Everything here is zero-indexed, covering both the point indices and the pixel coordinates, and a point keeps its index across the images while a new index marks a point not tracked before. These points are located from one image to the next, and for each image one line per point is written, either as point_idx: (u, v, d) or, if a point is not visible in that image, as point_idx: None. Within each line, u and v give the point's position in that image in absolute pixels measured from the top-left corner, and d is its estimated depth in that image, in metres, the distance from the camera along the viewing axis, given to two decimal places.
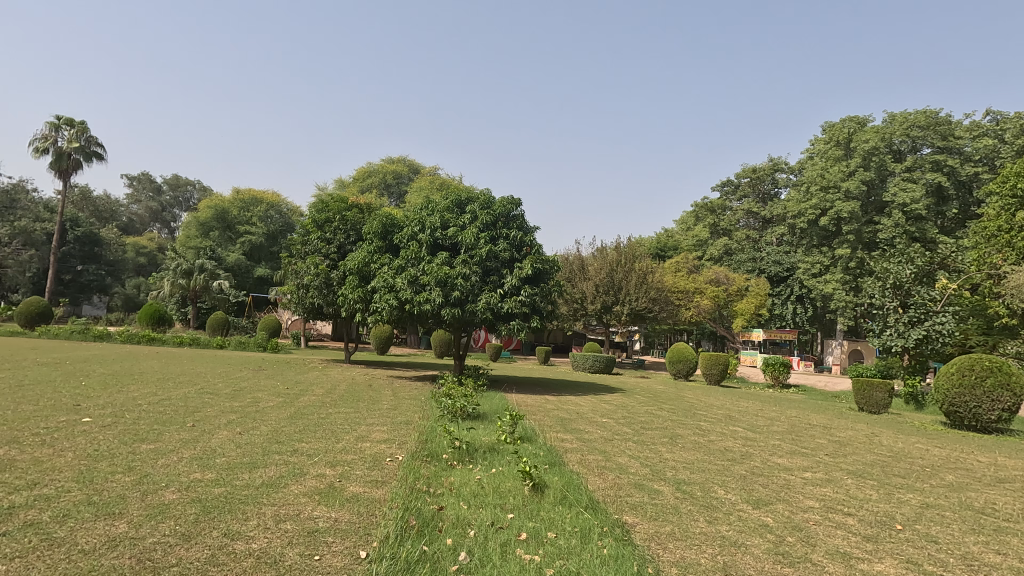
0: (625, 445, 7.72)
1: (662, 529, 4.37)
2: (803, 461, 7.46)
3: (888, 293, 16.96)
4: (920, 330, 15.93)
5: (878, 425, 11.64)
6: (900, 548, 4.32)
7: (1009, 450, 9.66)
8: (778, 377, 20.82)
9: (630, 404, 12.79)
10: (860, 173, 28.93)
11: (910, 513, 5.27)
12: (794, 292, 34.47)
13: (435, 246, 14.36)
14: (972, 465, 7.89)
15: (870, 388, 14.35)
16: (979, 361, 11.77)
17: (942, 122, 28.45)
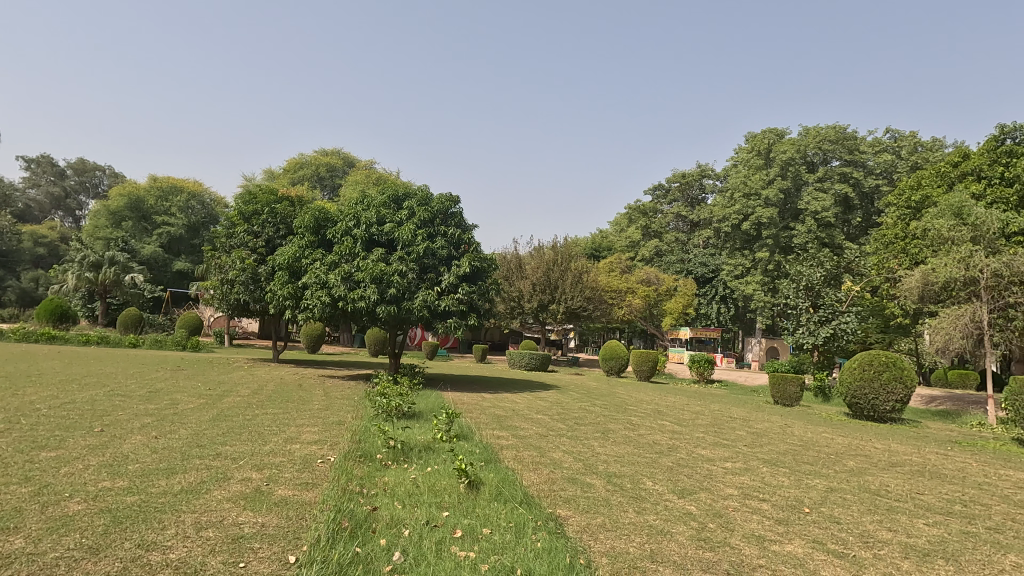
0: (559, 440, 7.91)
1: (593, 521, 4.51)
2: (724, 451, 7.92)
3: (801, 294, 18.24)
4: (828, 329, 17.26)
5: (791, 417, 12.54)
6: (808, 530, 4.69)
7: (902, 437, 10.64)
8: (703, 373, 21.92)
9: (564, 400, 13.08)
10: (779, 182, 30.91)
11: (816, 497, 5.73)
12: (718, 293, 36.28)
13: (370, 242, 14.03)
14: (870, 452, 8.67)
15: (784, 382, 15.39)
16: (877, 357, 12.91)
17: (849, 137, 31.02)
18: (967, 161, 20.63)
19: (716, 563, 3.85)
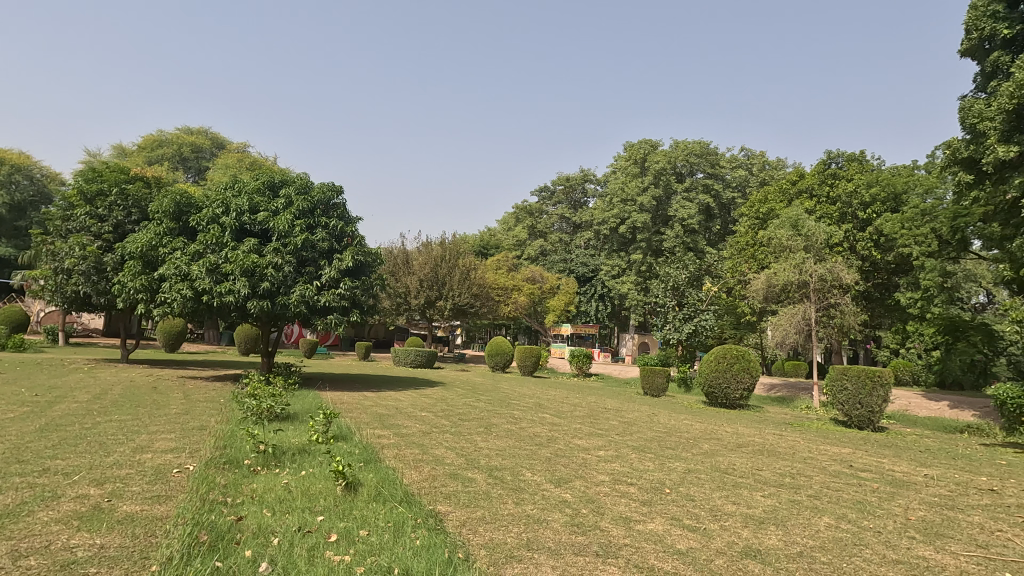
0: (443, 437, 7.90)
1: (473, 514, 4.58)
2: (598, 441, 8.42)
3: (668, 293, 19.89)
4: (691, 325, 19.04)
5: (657, 406, 13.66)
6: (668, 509, 5.15)
7: (747, 421, 12.06)
8: (582, 367, 23.12)
9: (449, 397, 13.08)
10: (652, 190, 33.44)
11: (675, 478, 6.31)
12: (597, 291, 38.26)
13: (241, 231, 12.96)
14: (722, 435, 9.72)
15: (653, 374, 16.71)
16: (729, 350, 14.47)
17: (711, 152, 34.38)
18: (803, 180, 23.92)
19: (587, 546, 4.09)
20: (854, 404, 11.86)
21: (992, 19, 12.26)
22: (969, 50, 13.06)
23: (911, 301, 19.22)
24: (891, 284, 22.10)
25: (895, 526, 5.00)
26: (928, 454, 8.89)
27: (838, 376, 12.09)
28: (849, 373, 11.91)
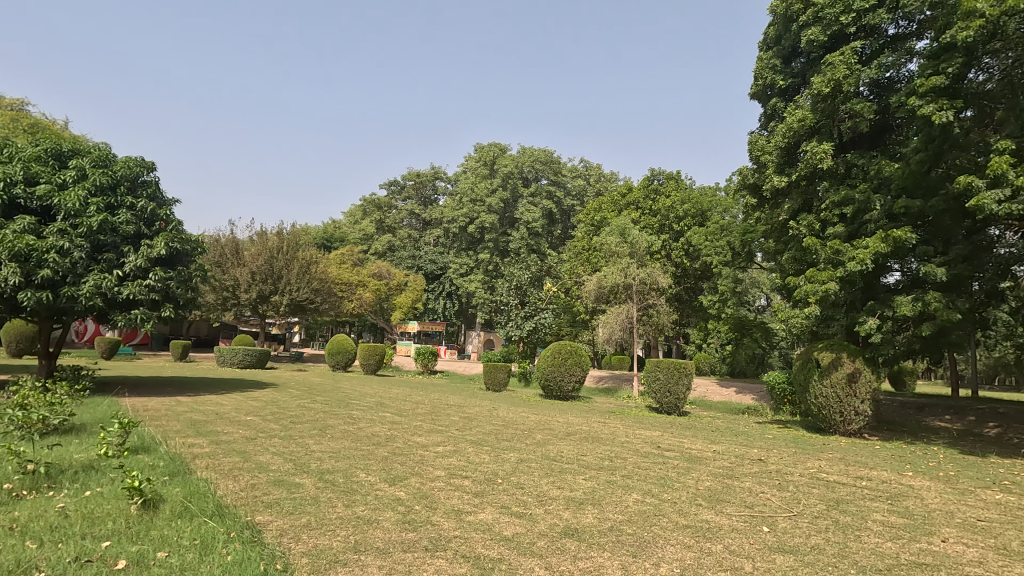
0: (269, 442, 7.32)
1: (297, 521, 4.32)
2: (437, 437, 8.48)
3: (511, 292, 20.73)
4: (531, 323, 20.12)
5: (498, 400, 14.17)
6: (498, 498, 5.38)
7: (577, 411, 13.08)
8: (427, 364, 23.07)
9: (281, 399, 12.15)
10: (500, 192, 34.61)
11: (508, 468, 6.62)
12: (445, 289, 38.39)
13: (11, 206, 10.64)
14: (554, 425, 10.42)
15: (494, 370, 17.29)
16: (564, 346, 15.56)
17: (555, 161, 36.66)
18: (630, 193, 26.93)
19: (417, 542, 4.10)
20: (664, 392, 13.50)
21: (773, 70, 14.83)
22: (757, 94, 15.63)
23: (712, 303, 22.50)
24: (697, 288, 25.38)
25: (687, 496, 5.82)
26: (718, 433, 10.50)
27: (652, 368, 13.67)
28: (660, 365, 13.52)
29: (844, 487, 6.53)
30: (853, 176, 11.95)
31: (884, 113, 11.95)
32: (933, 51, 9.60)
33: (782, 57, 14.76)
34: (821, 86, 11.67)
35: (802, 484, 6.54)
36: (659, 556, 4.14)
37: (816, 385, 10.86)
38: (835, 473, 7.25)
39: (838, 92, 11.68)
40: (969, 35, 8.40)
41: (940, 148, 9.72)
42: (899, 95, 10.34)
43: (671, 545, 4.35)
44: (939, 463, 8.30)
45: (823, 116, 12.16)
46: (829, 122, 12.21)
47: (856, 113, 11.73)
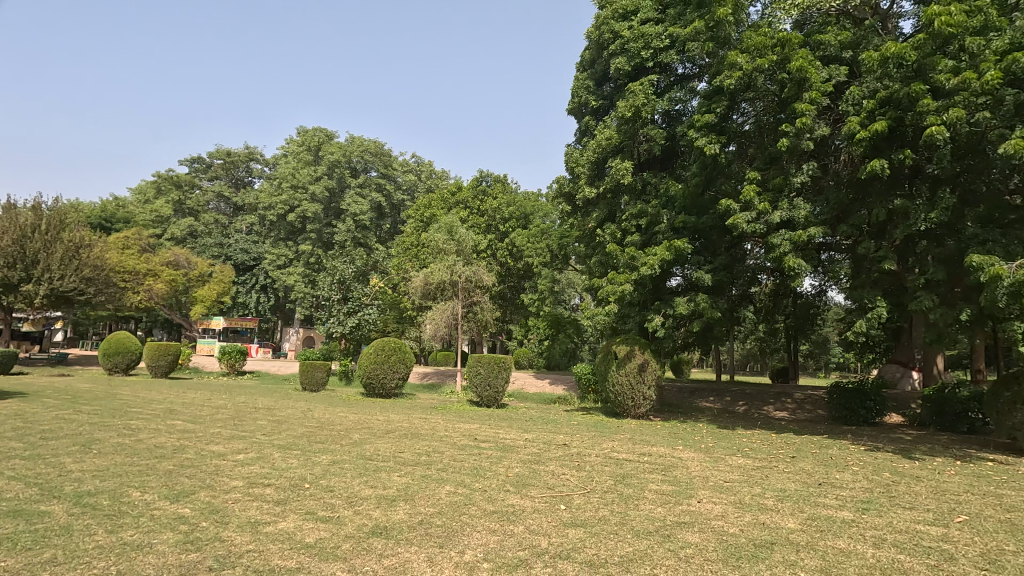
0: (6, 465, 5.90)
1: (37, 558, 3.55)
2: (238, 444, 7.67)
3: (334, 287, 19.68)
4: (354, 319, 19.37)
5: (314, 401, 13.34)
6: (304, 504, 5.07)
7: (399, 408, 12.92)
8: (234, 365, 20.77)
9: (29, 411, 9.88)
10: (325, 181, 32.71)
11: (318, 472, 6.27)
12: (258, 282, 34.90)
13: None
14: (373, 424, 10.15)
15: (312, 369, 16.25)
16: (387, 343, 15.26)
17: (385, 153, 35.86)
18: (460, 192, 27.71)
19: (200, 563, 3.66)
20: (484, 386, 14.02)
21: (587, 91, 16.30)
22: (574, 110, 17.04)
23: (532, 301, 23.99)
24: (520, 287, 26.77)
25: (497, 483, 6.12)
26: (531, 422, 11.23)
27: (474, 363, 14.10)
28: (482, 360, 14.02)
29: (629, 463, 7.47)
30: (648, 192, 13.70)
31: (672, 140, 13.90)
32: (708, 92, 11.42)
33: (595, 80, 16.30)
34: (625, 110, 13.16)
35: (596, 464, 7.32)
36: (465, 544, 4.28)
37: (613, 374, 12.24)
38: (624, 452, 8.25)
39: (637, 117, 13.26)
40: (732, 83, 10.17)
41: (710, 175, 11.62)
42: (683, 126, 12.10)
43: (478, 532, 4.53)
44: (702, 437, 9.96)
45: (626, 137, 13.71)
46: (630, 142, 13.79)
47: (651, 138, 13.44)
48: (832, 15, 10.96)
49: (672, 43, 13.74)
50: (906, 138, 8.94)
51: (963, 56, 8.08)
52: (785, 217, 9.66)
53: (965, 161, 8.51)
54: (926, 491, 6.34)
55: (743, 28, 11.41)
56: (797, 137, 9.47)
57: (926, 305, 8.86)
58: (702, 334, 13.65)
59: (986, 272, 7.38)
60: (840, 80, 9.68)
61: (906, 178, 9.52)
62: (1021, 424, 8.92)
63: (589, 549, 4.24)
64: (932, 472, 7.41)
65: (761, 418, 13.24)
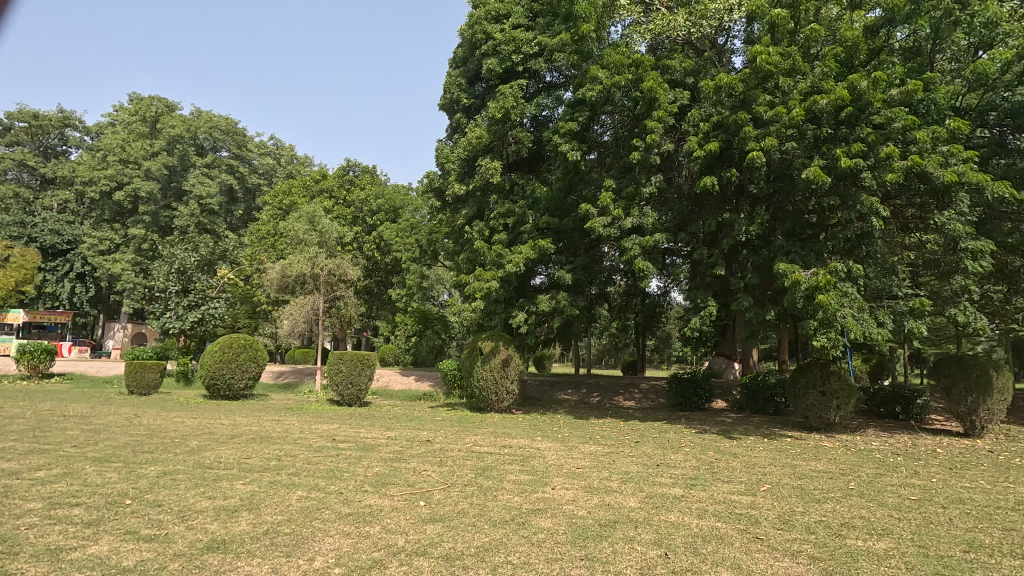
0: None
1: None
2: (39, 459, 6.49)
3: (171, 277, 17.51)
4: (196, 314, 17.43)
5: (144, 406, 11.75)
6: (122, 523, 4.44)
7: (248, 411, 11.89)
8: (37, 367, 17.54)
9: None
10: (164, 157, 29.01)
11: (145, 485, 5.54)
12: (73, 269, 29.86)
13: None
14: (215, 429, 9.22)
15: (141, 370, 14.29)
16: (236, 340, 13.94)
17: (239, 132, 32.83)
18: (324, 180, 26.29)
19: None
20: (346, 384, 13.43)
21: (459, 88, 16.34)
22: (445, 105, 16.98)
23: (400, 296, 23.52)
24: (387, 282, 26.07)
25: (354, 484, 5.90)
26: (394, 420, 11.00)
27: (335, 360, 13.44)
28: (344, 358, 13.41)
29: (491, 456, 7.65)
30: (515, 193, 14.11)
31: (539, 144, 14.45)
32: (572, 102, 12.05)
33: (467, 78, 16.40)
34: (495, 111, 13.40)
35: (458, 458, 7.38)
36: (316, 550, 4.07)
37: (479, 370, 12.45)
38: (486, 445, 8.43)
39: (507, 119, 13.58)
40: (593, 95, 10.86)
41: (572, 180, 12.30)
42: (549, 132, 12.66)
43: (330, 537, 4.33)
44: (559, 428, 10.53)
45: (495, 137, 13.98)
46: (499, 143, 14.10)
47: (520, 140, 13.85)
48: (678, 43, 12.17)
49: (540, 51, 14.28)
50: (733, 159, 10.25)
51: (777, 93, 9.45)
52: (636, 223, 10.54)
53: (777, 183, 9.98)
54: (741, 466, 7.34)
55: (604, 45, 12.22)
56: (647, 151, 10.39)
57: (745, 305, 10.24)
58: (561, 330, 14.44)
59: (789, 278, 8.74)
60: (684, 102, 10.79)
61: (733, 194, 10.92)
62: (811, 405, 10.71)
63: (446, 543, 4.27)
64: (746, 449, 8.59)
65: (612, 408, 14.34)
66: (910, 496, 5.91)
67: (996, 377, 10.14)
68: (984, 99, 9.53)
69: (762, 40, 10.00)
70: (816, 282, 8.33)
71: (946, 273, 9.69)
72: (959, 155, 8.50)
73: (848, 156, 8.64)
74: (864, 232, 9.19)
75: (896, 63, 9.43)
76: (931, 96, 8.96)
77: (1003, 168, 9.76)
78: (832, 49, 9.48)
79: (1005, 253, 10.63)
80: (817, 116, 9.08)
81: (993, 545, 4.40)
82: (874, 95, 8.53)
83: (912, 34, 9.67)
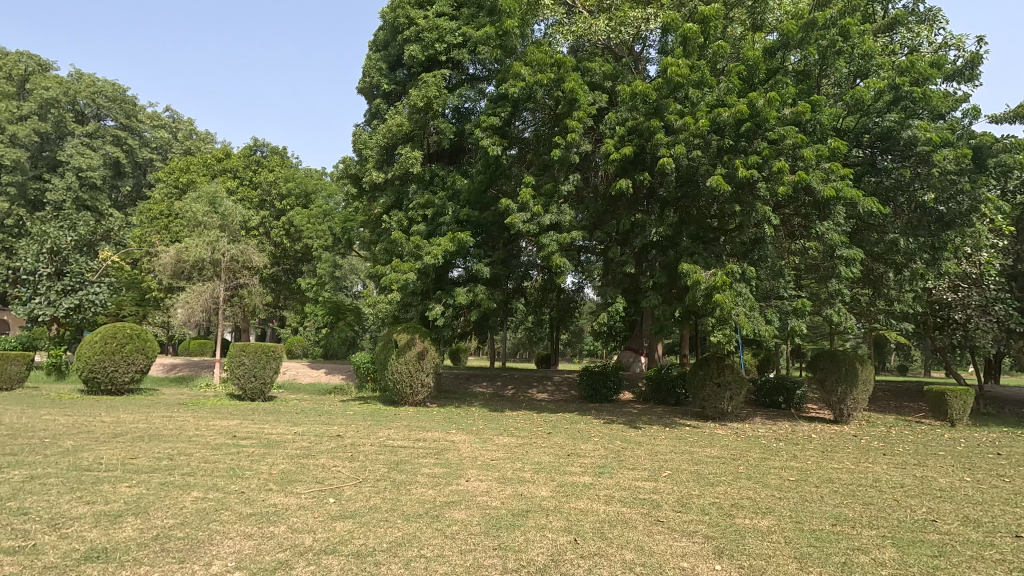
0: None
1: None
2: None
3: (42, 258, 15.56)
4: (72, 300, 15.64)
5: (5, 403, 10.37)
6: None
7: (134, 406, 10.87)
8: None
9: None
10: (34, 122, 25.75)
11: (7, 492, 4.90)
12: None
13: None
14: (95, 427, 8.34)
15: (3, 362, 12.59)
16: (121, 329, 12.65)
17: (127, 101, 29.88)
18: (227, 159, 24.41)
19: None
20: (249, 377, 12.65)
21: (379, 72, 15.84)
22: (364, 89, 16.41)
23: (310, 286, 22.49)
24: (297, 271, 24.81)
25: (256, 483, 5.58)
26: (301, 415, 10.52)
27: (237, 352, 12.61)
28: (247, 350, 12.62)
29: (404, 449, 7.53)
30: (436, 184, 13.94)
31: (460, 136, 14.36)
32: (494, 96, 12.07)
33: (388, 63, 15.94)
34: (417, 99, 13.14)
35: (370, 453, 7.20)
36: (213, 554, 3.81)
37: (393, 363, 12.22)
38: (399, 439, 8.30)
39: (429, 109, 13.35)
40: (515, 91, 10.96)
41: (493, 174, 12.36)
42: (470, 124, 12.60)
43: (230, 539, 4.08)
44: (474, 420, 10.58)
45: (416, 126, 13.72)
46: (420, 132, 13.85)
47: (441, 131, 13.68)
48: (598, 48, 12.57)
49: (464, 42, 14.16)
50: (646, 164, 10.77)
51: (687, 103, 10.03)
52: (554, 220, 10.77)
53: (684, 188, 10.60)
54: (645, 454, 7.78)
55: (527, 42, 12.33)
56: (566, 150, 10.65)
57: (653, 302, 10.82)
58: (480, 324, 14.49)
59: (691, 278, 9.35)
60: (602, 105, 11.16)
61: (644, 197, 11.48)
62: (708, 395, 11.54)
63: (357, 540, 4.16)
64: (650, 438, 9.11)
65: (525, 400, 14.64)
66: (790, 477, 6.55)
67: (861, 369, 11.43)
68: (860, 122, 10.68)
69: (675, 51, 10.56)
70: (716, 282, 8.99)
71: (824, 277, 10.78)
72: (838, 172, 9.47)
73: (746, 166, 9.36)
74: (758, 238, 10.01)
75: (790, 84, 10.32)
76: (817, 117, 9.91)
77: (872, 185, 11.06)
78: (736, 66, 10.20)
79: (871, 261, 12.02)
80: (721, 128, 9.75)
81: (855, 517, 5.00)
82: (770, 112, 9.29)
83: (803, 58, 10.63)
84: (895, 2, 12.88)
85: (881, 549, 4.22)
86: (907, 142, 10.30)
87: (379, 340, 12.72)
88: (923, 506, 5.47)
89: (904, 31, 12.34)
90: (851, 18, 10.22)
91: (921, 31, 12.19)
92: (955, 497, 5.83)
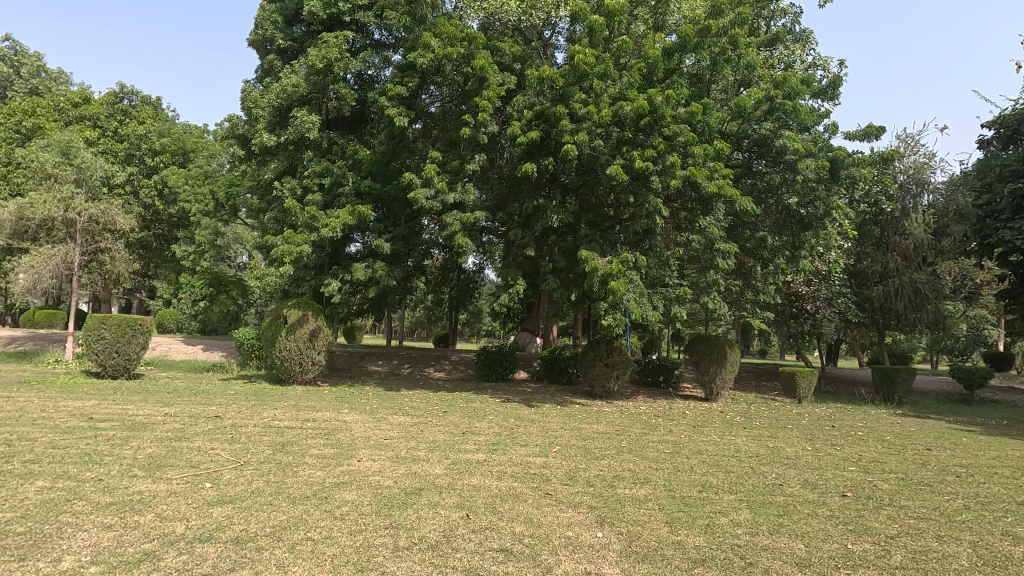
0: None
1: None
2: None
3: None
4: None
5: None
6: None
7: None
8: None
9: None
10: None
11: None
12: None
13: None
14: None
15: None
16: None
17: None
18: (86, 106, 21.66)
19: None
20: (110, 353, 11.32)
21: (274, 26, 14.62)
22: (256, 42, 15.11)
23: (186, 254, 20.45)
24: (170, 237, 22.46)
25: (119, 469, 5.06)
26: (172, 395, 9.62)
27: (96, 325, 11.19)
28: (108, 323, 11.23)
29: (291, 431, 7.16)
30: (333, 153, 13.23)
31: (362, 104, 13.69)
32: (401, 65, 11.61)
33: (284, 17, 14.77)
34: (316, 60, 12.31)
35: (253, 435, 6.78)
36: (62, 550, 3.40)
37: (282, 341, 11.49)
38: (286, 420, 7.88)
39: (329, 72, 12.59)
40: (424, 61, 10.68)
41: (396, 147, 11.98)
42: (375, 92, 12.06)
43: (84, 531, 3.66)
44: (367, 399, 10.32)
45: (314, 89, 12.90)
46: (318, 96, 13.03)
47: (341, 97, 12.95)
48: (508, 28, 12.54)
49: (370, 4, 13.41)
50: (550, 149, 10.98)
51: (590, 93, 10.34)
52: (458, 199, 10.67)
53: (585, 176, 10.97)
54: (536, 430, 8.06)
55: (438, 13, 12.04)
56: (474, 130, 10.56)
57: (552, 284, 11.16)
58: (377, 300, 14.00)
59: (589, 264, 9.73)
60: (510, 87, 11.18)
61: (546, 183, 11.72)
62: (597, 375, 12.19)
63: (236, 526, 3.92)
64: (542, 416, 9.45)
65: (421, 379, 14.47)
66: (665, 450, 7.15)
67: (729, 352, 12.66)
68: (741, 128, 11.62)
69: (582, 41, 10.82)
70: (611, 270, 9.45)
71: (704, 268, 11.72)
72: (721, 171, 10.23)
73: (642, 159, 9.86)
74: (648, 229, 10.64)
75: (684, 84, 11.02)
76: (707, 118, 10.67)
77: (748, 187, 12.21)
78: (637, 62, 10.70)
79: (744, 255, 13.29)
80: (622, 120, 10.19)
81: (718, 484, 5.57)
82: (666, 109, 9.85)
83: (697, 62, 11.42)
84: (776, 20, 14.17)
85: (737, 511, 4.75)
86: (778, 150, 11.41)
87: (267, 315, 11.82)
88: (773, 472, 6.24)
89: (782, 48, 13.59)
90: (739, 30, 11.12)
91: (795, 50, 13.68)
92: (798, 464, 6.70)
